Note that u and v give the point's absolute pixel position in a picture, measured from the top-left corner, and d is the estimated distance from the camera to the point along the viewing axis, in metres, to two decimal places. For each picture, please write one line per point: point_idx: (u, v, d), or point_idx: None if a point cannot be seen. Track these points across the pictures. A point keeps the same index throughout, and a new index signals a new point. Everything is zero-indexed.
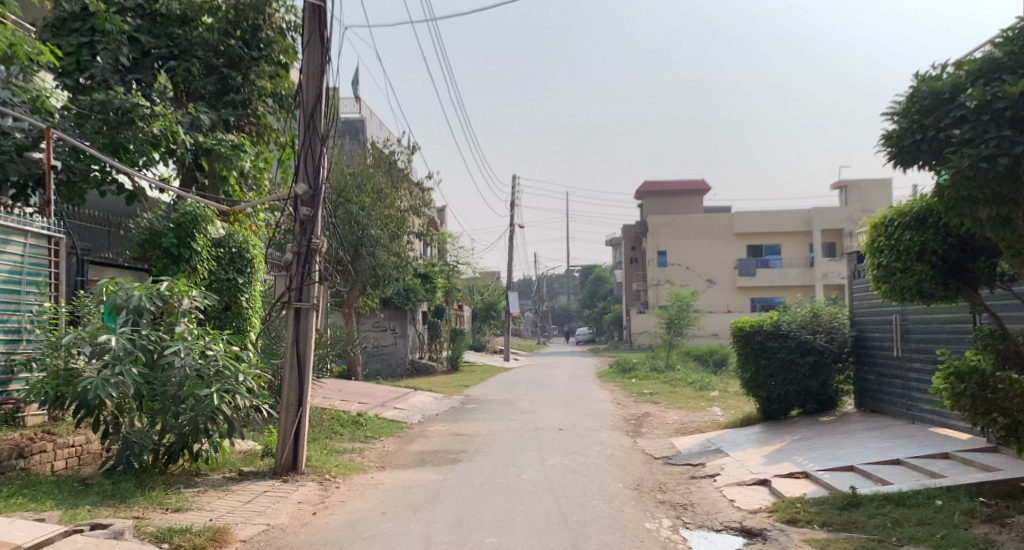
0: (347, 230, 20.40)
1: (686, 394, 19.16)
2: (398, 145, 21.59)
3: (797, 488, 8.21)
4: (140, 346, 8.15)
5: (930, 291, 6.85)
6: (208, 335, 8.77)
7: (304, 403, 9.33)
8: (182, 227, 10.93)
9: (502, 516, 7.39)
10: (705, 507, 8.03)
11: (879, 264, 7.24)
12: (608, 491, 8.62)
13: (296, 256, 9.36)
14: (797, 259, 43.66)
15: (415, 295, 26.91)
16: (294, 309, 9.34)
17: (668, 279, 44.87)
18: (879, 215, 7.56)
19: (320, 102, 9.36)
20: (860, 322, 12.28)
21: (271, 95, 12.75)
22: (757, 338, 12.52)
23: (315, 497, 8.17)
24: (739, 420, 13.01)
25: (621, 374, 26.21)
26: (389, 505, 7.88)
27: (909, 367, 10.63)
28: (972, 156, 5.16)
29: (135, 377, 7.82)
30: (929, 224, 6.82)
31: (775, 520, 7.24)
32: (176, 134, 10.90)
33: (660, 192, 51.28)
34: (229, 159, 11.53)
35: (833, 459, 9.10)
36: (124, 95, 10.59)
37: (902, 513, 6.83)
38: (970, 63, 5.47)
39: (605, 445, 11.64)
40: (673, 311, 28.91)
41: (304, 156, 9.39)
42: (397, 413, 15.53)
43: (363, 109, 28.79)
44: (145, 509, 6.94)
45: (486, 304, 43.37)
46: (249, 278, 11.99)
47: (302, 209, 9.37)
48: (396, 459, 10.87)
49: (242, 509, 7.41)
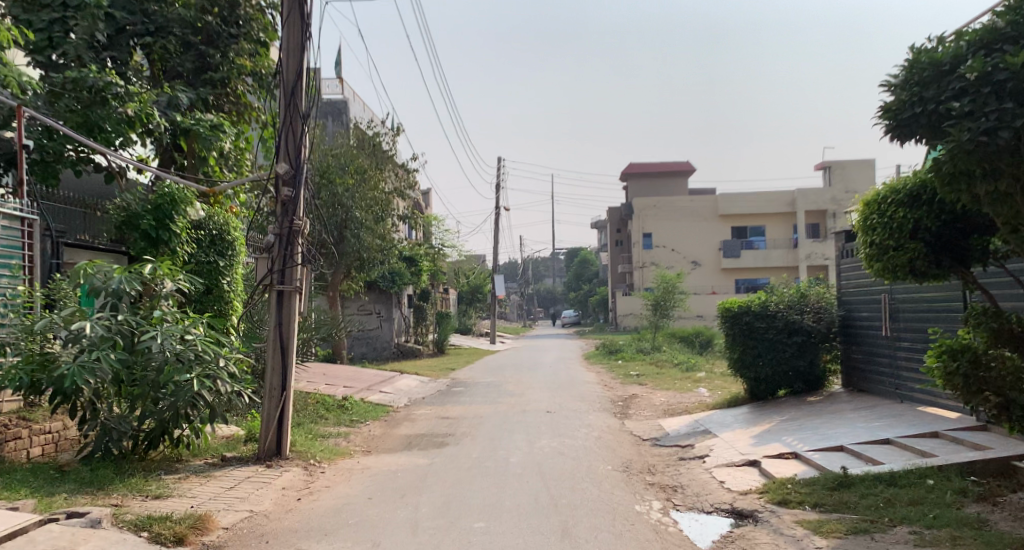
0: (331, 213, 20.12)
1: (672, 375, 19.12)
2: (382, 126, 21.26)
3: (787, 469, 8.14)
4: (118, 331, 7.95)
5: (922, 269, 6.73)
6: (190, 318, 8.57)
7: (288, 388, 9.15)
8: (161, 208, 10.70)
9: (491, 500, 7.27)
10: (695, 489, 7.95)
11: (873, 242, 7.08)
12: (597, 473, 8.52)
13: (278, 238, 9.17)
14: (781, 241, 43.75)
15: (401, 279, 26.73)
16: (276, 292, 9.14)
17: (654, 261, 44.88)
18: (871, 192, 7.45)
19: (302, 79, 9.14)
20: (847, 301, 12.22)
21: (250, 74, 12.46)
22: (745, 319, 12.43)
23: (300, 483, 8.02)
24: (726, 401, 12.96)
25: (608, 356, 26.21)
26: (375, 490, 7.74)
27: (897, 347, 10.58)
28: (972, 130, 5.07)
29: (112, 362, 7.62)
30: (922, 201, 6.77)
31: (766, 502, 7.16)
32: (151, 115, 10.62)
33: (645, 174, 51.20)
34: (208, 140, 11.24)
35: (822, 439, 9.04)
36: (97, 73, 10.30)
37: (893, 493, 6.77)
38: (971, 34, 5.35)
39: (593, 428, 11.56)
40: (659, 292, 28.87)
41: (286, 134, 9.16)
42: (382, 397, 15.40)
43: (346, 90, 28.40)
44: (124, 496, 6.76)
45: (472, 287, 43.33)
46: (230, 261, 11.84)
47: (283, 189, 9.13)
48: (382, 443, 10.74)
49: (223, 495, 7.23)
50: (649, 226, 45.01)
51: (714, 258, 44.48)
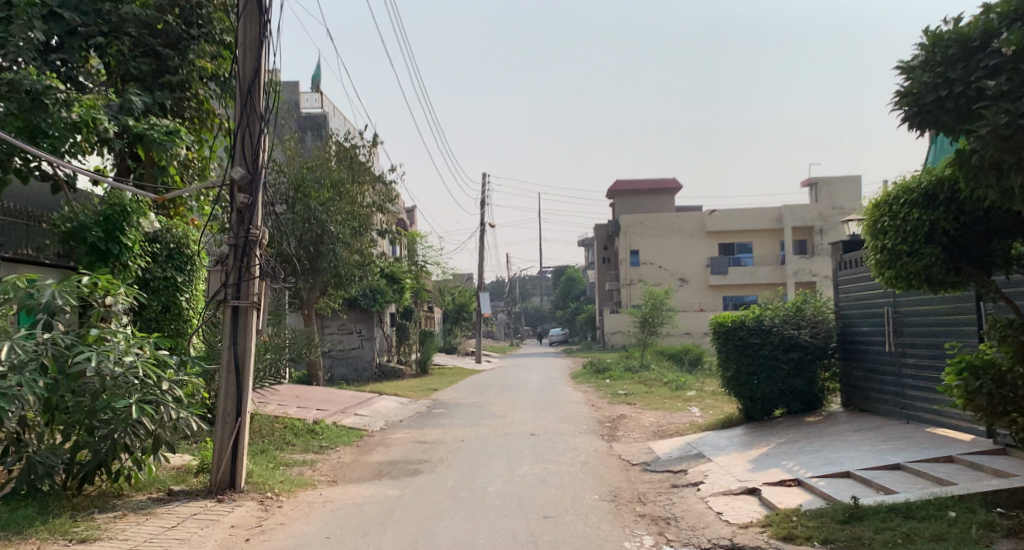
0: (306, 229, 19.33)
1: (661, 394, 18.42)
2: (360, 139, 20.48)
3: (791, 498, 7.40)
4: (49, 352, 7.08)
5: (938, 277, 6.03)
6: (134, 337, 7.74)
7: (243, 413, 8.36)
8: (110, 219, 9.88)
9: (463, 538, 6.48)
10: (690, 521, 7.21)
11: (882, 248, 6.38)
12: (583, 504, 7.77)
13: (233, 249, 8.39)
14: (768, 257, 43.34)
15: (382, 297, 25.97)
16: (231, 308, 8.35)
17: (640, 278, 44.32)
18: (881, 192, 6.77)
19: (260, 78, 8.40)
20: (845, 315, 11.56)
21: (212, 78, 11.75)
22: (739, 334, 11.73)
23: (252, 520, 7.22)
24: (720, 421, 12.26)
25: (596, 375, 25.50)
26: (335, 528, 6.94)
27: (902, 363, 9.92)
28: (1009, 112, 4.45)
29: (38, 388, 6.73)
30: (939, 201, 6.09)
31: (769, 537, 6.43)
32: (99, 120, 9.70)
33: (631, 191, 50.77)
34: (163, 146, 10.42)
35: (826, 464, 8.32)
36: (36, 75, 9.31)
37: (912, 527, 6.02)
38: (1003, 3, 4.77)
39: (579, 452, 10.81)
40: (646, 309, 28.13)
41: (242, 136, 8.41)
42: (357, 420, 14.59)
43: (325, 104, 27.86)
44: (42, 541, 5.95)
45: (458, 306, 42.57)
46: (189, 277, 11.11)
47: (238, 196, 8.36)
48: (350, 472, 9.92)
49: (161, 537, 6.42)
50: (636, 243, 44.49)
51: (701, 275, 44.03)
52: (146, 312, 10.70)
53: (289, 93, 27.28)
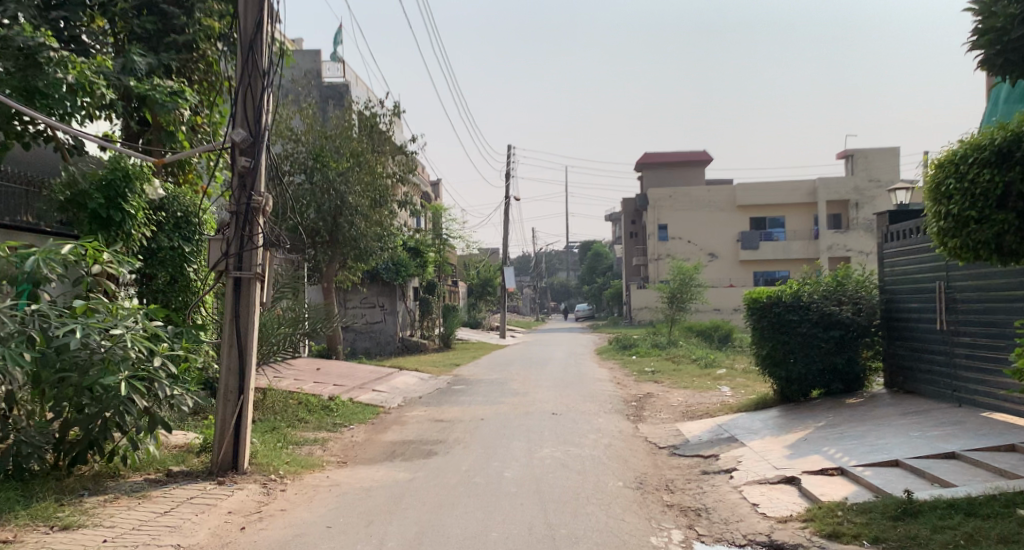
0: (324, 199, 18.84)
1: (690, 372, 17.74)
2: (380, 107, 19.82)
3: (834, 490, 6.77)
4: (35, 323, 6.60)
5: (1011, 246, 5.38)
6: (127, 309, 7.25)
7: (246, 390, 7.87)
8: (111, 184, 9.34)
9: (474, 530, 5.95)
10: (723, 513, 6.61)
11: (946, 214, 5.72)
12: (606, 492, 7.20)
13: (233, 217, 7.86)
14: (800, 232, 42.21)
15: (405, 271, 25.45)
16: (232, 280, 7.85)
17: (669, 253, 43.44)
18: (945, 150, 5.99)
19: (262, 32, 7.82)
20: (889, 291, 10.81)
21: (220, 38, 11.20)
22: (775, 310, 11.04)
23: (250, 506, 6.76)
24: (752, 403, 11.60)
25: (622, 351, 24.89)
26: (337, 516, 6.43)
27: (954, 343, 9.21)
28: None
29: (25, 362, 6.26)
30: (1014, 160, 5.33)
31: (812, 534, 5.82)
32: (94, 86, 9.05)
33: (660, 164, 49.73)
34: (166, 108, 9.90)
35: (872, 452, 7.66)
36: (30, 32, 8.75)
37: (977, 526, 5.36)
38: None
39: (603, 433, 10.25)
40: (674, 284, 27.35)
41: (243, 97, 7.86)
42: (375, 396, 14.13)
43: (347, 74, 27.31)
44: (20, 528, 5.53)
45: (482, 280, 42.10)
46: (196, 247, 10.65)
47: (239, 159, 7.80)
48: (362, 452, 9.46)
49: (150, 524, 5.97)
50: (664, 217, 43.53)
51: (731, 249, 43.02)
52: (153, 282, 10.28)
53: (308, 62, 26.63)
